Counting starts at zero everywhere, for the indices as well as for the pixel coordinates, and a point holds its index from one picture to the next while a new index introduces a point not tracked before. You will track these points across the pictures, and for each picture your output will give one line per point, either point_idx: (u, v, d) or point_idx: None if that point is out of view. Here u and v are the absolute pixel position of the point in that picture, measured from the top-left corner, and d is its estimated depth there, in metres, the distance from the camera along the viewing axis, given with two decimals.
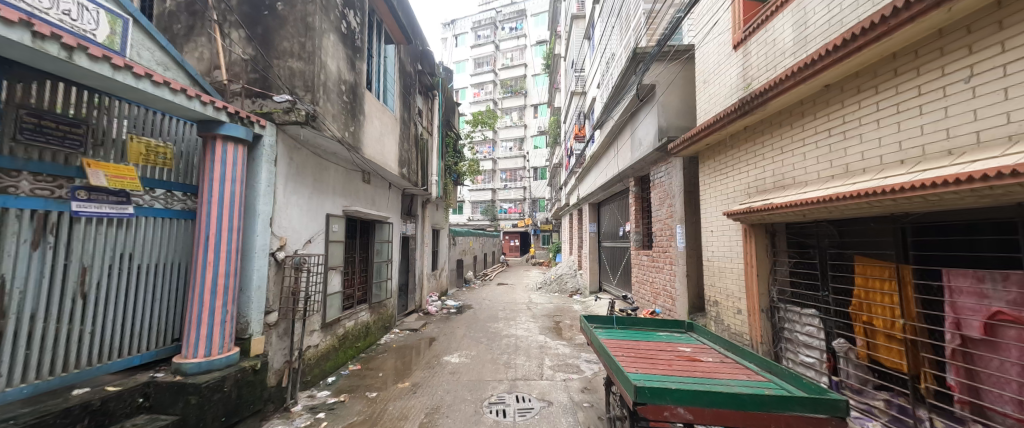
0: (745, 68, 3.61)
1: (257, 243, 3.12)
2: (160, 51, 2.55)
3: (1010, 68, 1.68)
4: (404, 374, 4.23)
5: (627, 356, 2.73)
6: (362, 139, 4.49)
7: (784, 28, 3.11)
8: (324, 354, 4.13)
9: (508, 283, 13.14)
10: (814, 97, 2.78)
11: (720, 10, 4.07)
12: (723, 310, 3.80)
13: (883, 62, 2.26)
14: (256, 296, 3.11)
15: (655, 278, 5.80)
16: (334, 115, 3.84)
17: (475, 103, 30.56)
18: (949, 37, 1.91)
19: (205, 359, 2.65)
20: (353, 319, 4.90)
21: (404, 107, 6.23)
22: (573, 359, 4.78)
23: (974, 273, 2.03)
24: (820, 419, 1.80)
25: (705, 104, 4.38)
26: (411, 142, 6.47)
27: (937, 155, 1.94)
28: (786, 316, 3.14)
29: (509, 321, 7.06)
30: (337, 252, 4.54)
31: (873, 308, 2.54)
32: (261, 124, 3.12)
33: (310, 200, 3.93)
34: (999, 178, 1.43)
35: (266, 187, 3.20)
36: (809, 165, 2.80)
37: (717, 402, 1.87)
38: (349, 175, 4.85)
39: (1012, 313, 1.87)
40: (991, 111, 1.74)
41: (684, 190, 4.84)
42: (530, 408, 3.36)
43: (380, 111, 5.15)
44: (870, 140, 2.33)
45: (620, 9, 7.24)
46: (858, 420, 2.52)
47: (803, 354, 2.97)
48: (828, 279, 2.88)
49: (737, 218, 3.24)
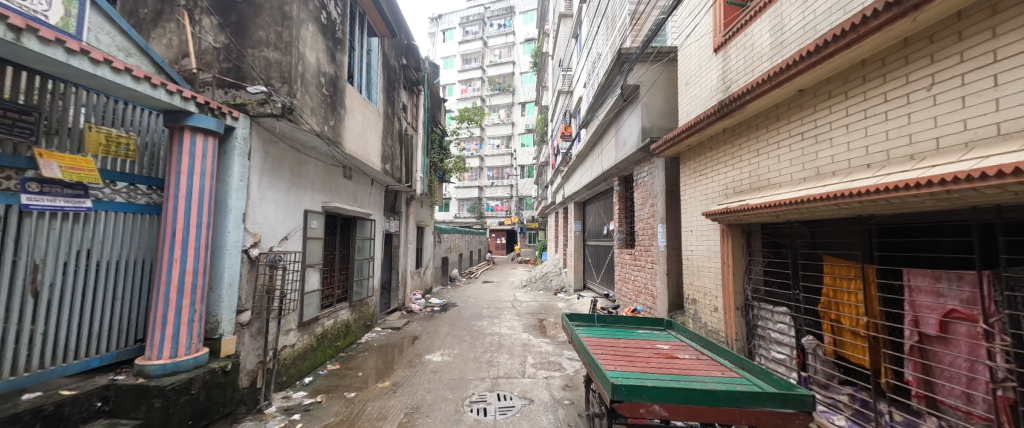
0: (724, 71, 3.69)
1: (228, 239, 3.00)
2: (120, 36, 2.42)
3: (967, 77, 1.76)
4: (384, 374, 4.17)
5: (606, 354, 2.76)
6: (343, 134, 4.37)
7: (762, 33, 3.18)
8: (301, 354, 4.02)
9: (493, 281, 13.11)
10: (788, 101, 2.86)
11: (702, 13, 4.13)
12: (701, 308, 3.89)
13: (853, 68, 2.34)
14: (227, 294, 2.99)
15: (637, 276, 5.89)
16: (313, 108, 3.73)
17: (462, 100, 30.34)
18: (913, 46, 1.99)
19: (170, 361, 2.54)
20: (333, 317, 4.80)
21: (388, 102, 6.11)
22: (555, 356, 4.81)
23: (931, 273, 2.13)
24: (788, 414, 1.86)
25: (687, 106, 4.45)
26: (394, 137, 6.35)
27: (900, 160, 2.02)
28: (759, 314, 3.20)
29: (493, 319, 7.04)
30: (316, 249, 4.43)
31: (841, 306, 2.65)
32: (233, 116, 2.99)
33: (286, 196, 3.81)
34: (955, 183, 1.49)
35: (239, 181, 3.08)
36: (783, 167, 2.88)
37: (692, 398, 1.90)
38: (329, 170, 4.72)
39: (965, 311, 1.98)
40: (950, 118, 1.82)
41: (665, 190, 4.93)
42: (511, 406, 3.36)
43: (363, 105, 5.03)
44: (839, 145, 2.42)
45: (606, 9, 7.31)
46: (824, 414, 2.57)
47: (775, 351, 3.01)
48: (799, 279, 2.96)
49: (715, 219, 3.32)
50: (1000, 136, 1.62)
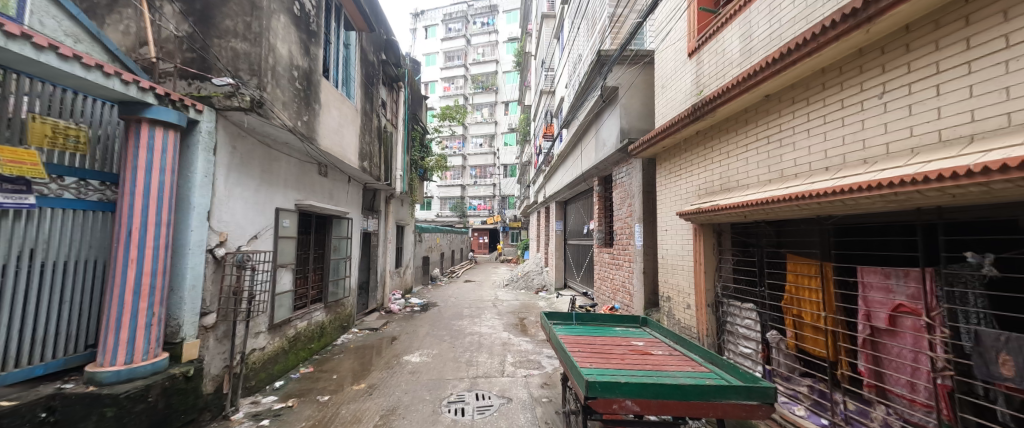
0: (698, 75, 3.80)
1: (191, 238, 2.84)
2: (68, 21, 2.26)
3: (914, 87, 1.88)
4: (360, 375, 4.08)
5: (583, 352, 2.80)
6: (317, 129, 4.24)
7: (732, 40, 3.30)
8: (272, 357, 3.88)
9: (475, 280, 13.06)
10: (756, 105, 2.99)
11: (677, 19, 4.24)
12: (675, 305, 4.01)
13: (814, 76, 2.45)
14: (190, 296, 2.84)
15: (615, 274, 6.00)
16: (284, 103, 3.60)
17: (445, 97, 30.01)
18: (867, 56, 2.12)
19: (125, 367, 2.41)
20: (306, 319, 4.65)
21: (366, 98, 5.97)
22: (535, 355, 4.85)
23: (883, 270, 2.25)
24: (752, 405, 1.94)
25: (663, 109, 4.57)
26: (373, 134, 6.22)
27: (854, 164, 2.14)
28: (728, 311, 3.32)
29: (474, 318, 7.01)
30: (288, 248, 4.27)
31: (802, 302, 2.77)
32: (197, 108, 2.84)
33: (256, 193, 3.66)
34: (901, 185, 1.60)
35: (203, 178, 2.93)
36: (751, 169, 3.00)
37: (663, 393, 1.96)
38: (303, 167, 4.57)
39: (911, 306, 2.10)
40: (899, 125, 1.94)
41: (643, 190, 5.04)
42: (489, 405, 3.36)
43: (340, 101, 4.90)
44: (801, 149, 2.53)
45: (586, 11, 7.40)
46: (785, 405, 2.71)
47: (742, 345, 3.13)
48: (765, 276, 3.09)
49: (688, 218, 3.42)
50: (942, 142, 1.74)
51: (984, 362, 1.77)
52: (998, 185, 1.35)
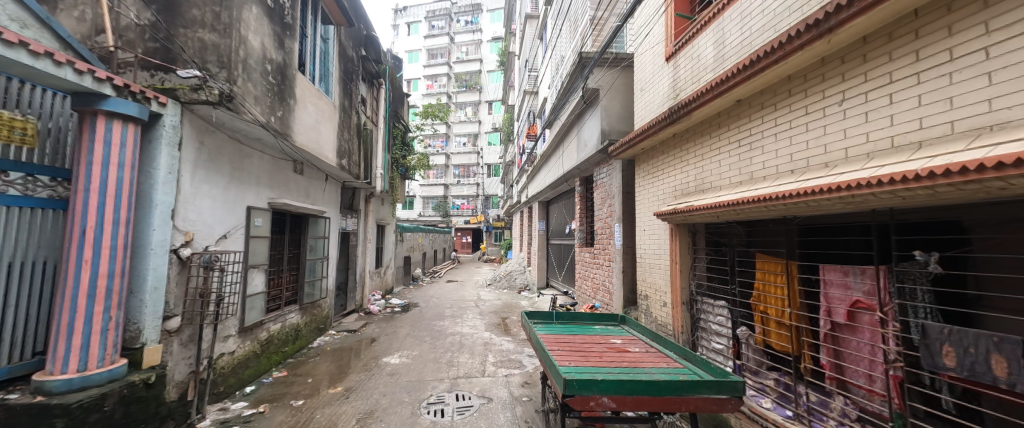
0: (675, 79, 3.90)
1: (153, 238, 2.69)
2: (14, 5, 2.10)
3: (870, 95, 1.99)
4: (337, 379, 3.98)
5: (561, 350, 2.82)
6: (292, 125, 4.10)
7: (707, 46, 3.40)
8: (242, 361, 3.73)
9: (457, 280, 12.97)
10: (728, 110, 3.09)
11: (655, 23, 4.34)
12: (652, 303, 4.10)
13: (782, 82, 2.56)
14: (152, 299, 2.69)
15: (595, 273, 6.08)
16: (257, 98, 3.47)
17: (427, 95, 29.65)
18: (829, 65, 2.23)
19: (78, 375, 2.26)
20: (280, 321, 4.50)
21: (345, 94, 5.83)
22: (516, 354, 4.86)
23: (842, 268, 2.38)
24: (722, 399, 2.02)
25: (642, 111, 4.66)
26: (352, 131, 6.07)
27: (817, 167, 2.25)
28: (702, 308, 3.42)
29: (455, 319, 6.96)
30: (261, 248, 4.12)
31: (768, 299, 2.90)
32: (160, 101, 2.69)
33: (225, 191, 3.51)
34: (858, 188, 1.70)
35: (167, 175, 2.78)
36: (723, 171, 3.11)
37: (638, 390, 2.00)
38: (277, 164, 4.41)
39: (867, 301, 2.24)
40: (856, 131, 2.05)
41: (622, 190, 5.14)
42: (469, 406, 3.34)
43: (316, 97, 4.75)
44: (769, 152, 2.64)
45: (569, 13, 7.47)
46: (754, 398, 2.82)
47: (714, 342, 3.24)
48: (735, 274, 3.21)
49: (665, 218, 3.51)
50: (895, 148, 1.85)
51: (930, 353, 1.88)
52: (941, 189, 1.45)
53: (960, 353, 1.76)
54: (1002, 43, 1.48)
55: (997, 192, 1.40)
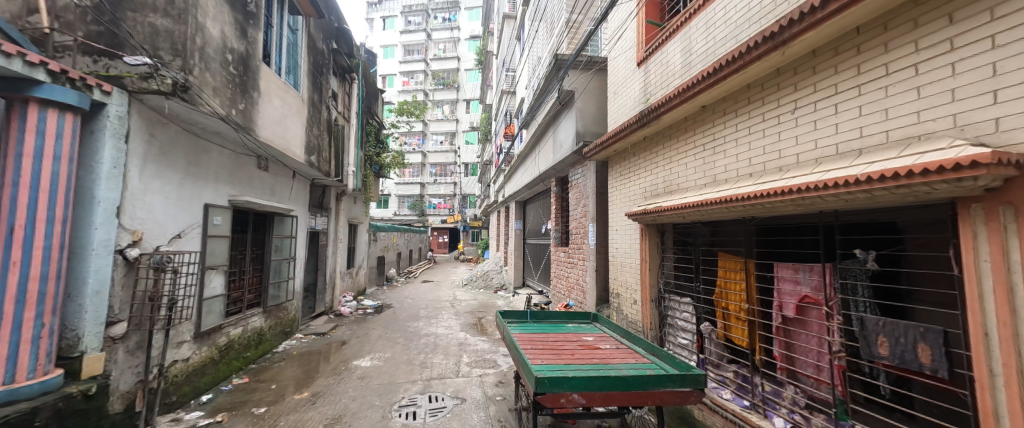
0: (645, 83, 4.02)
1: (94, 238, 2.48)
2: None
3: (819, 105, 2.13)
4: (303, 384, 3.83)
5: (535, 349, 2.85)
6: (256, 119, 3.91)
7: (676, 52, 3.53)
8: (198, 368, 3.51)
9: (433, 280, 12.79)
10: (693, 115, 3.23)
11: (628, 28, 4.45)
12: (623, 301, 4.21)
13: (742, 90, 2.70)
14: (93, 304, 2.48)
15: (570, 273, 6.17)
16: (215, 89, 3.27)
17: (403, 92, 29.02)
18: (783, 75, 2.37)
19: (4, 389, 2.05)
20: (241, 325, 4.27)
21: (315, 88, 5.61)
22: (491, 354, 4.86)
23: (793, 265, 2.53)
24: (686, 392, 2.11)
25: (614, 114, 4.77)
26: (322, 126, 5.85)
27: (772, 171, 2.39)
28: (669, 305, 3.56)
29: (430, 319, 6.86)
30: (220, 248, 3.90)
31: (729, 295, 3.04)
32: (104, 89, 2.49)
33: (180, 187, 3.29)
34: (807, 191, 1.82)
35: (112, 169, 2.57)
36: (689, 174, 3.24)
37: (607, 385, 2.05)
38: (239, 159, 4.19)
39: (814, 296, 2.38)
40: (807, 138, 2.19)
41: (596, 191, 5.25)
42: (442, 407, 3.30)
43: (283, 90, 4.54)
44: (731, 156, 2.78)
45: (545, 14, 7.53)
46: (715, 390, 2.97)
47: (680, 337, 3.37)
48: (700, 272, 3.35)
49: (635, 218, 3.62)
50: (839, 154, 1.99)
51: (867, 343, 2.04)
52: (877, 192, 1.58)
53: (892, 343, 1.92)
54: (929, 61, 1.63)
55: (923, 196, 1.54)
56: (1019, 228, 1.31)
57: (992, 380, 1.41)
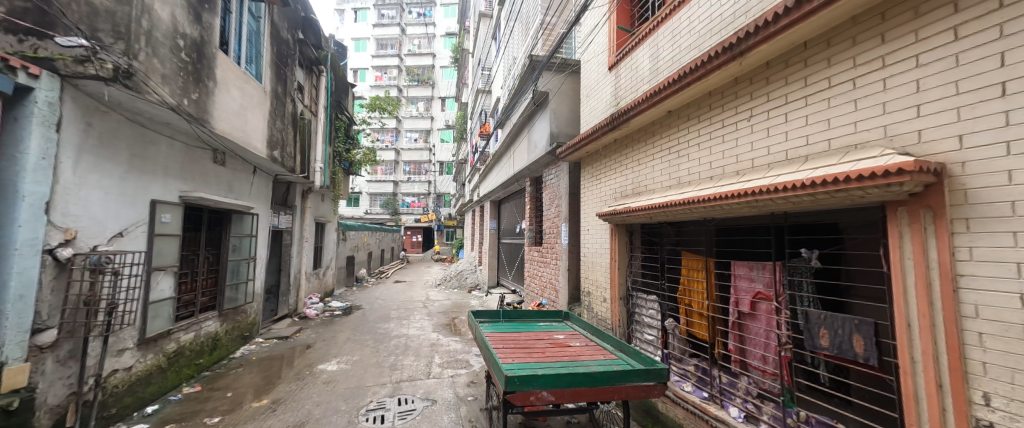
0: (616, 87, 4.12)
1: (18, 236, 2.24)
2: None
3: (771, 113, 2.27)
4: (262, 391, 3.63)
5: (506, 348, 2.86)
6: (212, 111, 3.66)
7: (644, 59, 3.64)
8: (142, 378, 3.25)
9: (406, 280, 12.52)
10: (660, 120, 3.35)
11: (600, 33, 4.55)
12: (594, 300, 4.30)
13: (703, 97, 2.83)
14: (15, 310, 2.24)
15: (543, 272, 6.23)
16: (165, 76, 3.03)
17: (374, 87, 28.20)
18: (740, 84, 2.51)
19: None
20: (193, 330, 3.99)
21: (278, 80, 5.33)
22: (463, 354, 4.82)
23: (748, 263, 2.68)
24: (650, 386, 2.19)
25: (587, 116, 4.86)
26: (286, 120, 5.58)
27: (731, 174, 2.53)
28: (637, 302, 3.67)
29: (401, 320, 6.71)
30: (170, 247, 3.63)
31: (691, 292, 3.18)
32: (31, 72, 2.26)
33: (121, 181, 3.03)
34: (760, 194, 1.95)
35: (40, 161, 2.34)
36: (656, 176, 3.36)
37: (576, 381, 2.09)
38: (192, 152, 3.91)
39: (766, 292, 2.54)
40: (760, 144, 2.33)
41: (569, 192, 5.33)
42: (412, 410, 3.24)
43: (243, 80, 4.28)
44: (693, 160, 2.91)
45: (521, 15, 7.56)
46: (677, 383, 3.10)
47: (646, 333, 3.49)
48: (665, 271, 3.48)
49: (606, 219, 3.71)
50: (789, 160, 2.14)
51: (811, 335, 2.20)
52: (820, 196, 1.71)
53: (831, 334, 2.08)
54: (865, 76, 1.78)
55: (859, 199, 1.68)
56: (936, 229, 1.47)
57: (913, 364, 1.56)
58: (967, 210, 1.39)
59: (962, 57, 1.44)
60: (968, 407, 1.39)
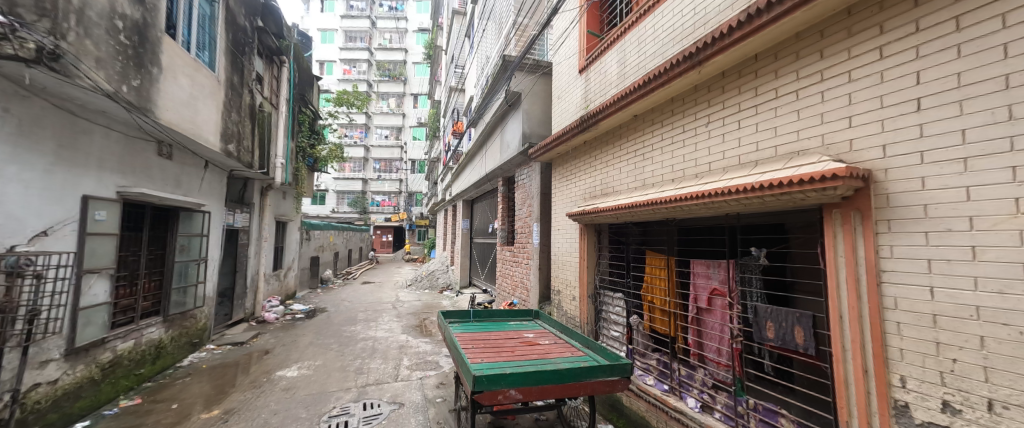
0: (586, 90, 4.21)
1: None
2: None
3: (726, 119, 2.41)
4: (213, 401, 3.39)
5: (476, 347, 2.85)
6: (157, 99, 3.38)
7: (613, 64, 3.75)
8: (71, 392, 2.94)
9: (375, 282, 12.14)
10: (626, 124, 3.47)
11: (571, 36, 4.62)
12: (563, 298, 4.38)
13: (666, 103, 2.96)
14: None
15: (514, 271, 6.25)
16: (100, 60, 2.75)
17: (342, 81, 27.15)
18: (699, 92, 2.64)
19: None
20: (132, 338, 3.67)
21: (234, 69, 5.00)
22: (433, 355, 4.74)
23: (705, 262, 2.83)
24: (614, 381, 2.26)
25: (558, 117, 4.94)
26: (243, 111, 5.25)
27: (690, 177, 2.65)
28: (604, 300, 3.78)
29: (369, 323, 6.50)
30: (106, 248, 3.32)
31: (655, 289, 3.31)
32: None
33: (46, 175, 2.73)
34: (716, 195, 2.06)
35: None
36: (622, 178, 3.47)
37: (543, 379, 2.12)
38: (133, 144, 3.60)
39: (721, 288, 2.68)
40: (716, 149, 2.47)
41: (541, 192, 5.39)
42: (377, 414, 3.15)
43: (194, 68, 3.98)
44: (657, 162, 3.03)
45: (495, 14, 7.55)
46: (640, 377, 3.23)
47: (612, 330, 3.60)
48: (631, 269, 3.60)
49: (575, 218, 3.80)
50: (741, 164, 2.28)
51: (759, 328, 2.36)
52: (767, 198, 1.84)
53: (776, 327, 2.24)
54: (806, 88, 1.94)
55: (800, 202, 1.83)
56: (864, 229, 1.63)
57: (843, 352, 1.71)
58: (889, 213, 1.55)
59: (885, 74, 1.60)
60: (888, 390, 1.55)
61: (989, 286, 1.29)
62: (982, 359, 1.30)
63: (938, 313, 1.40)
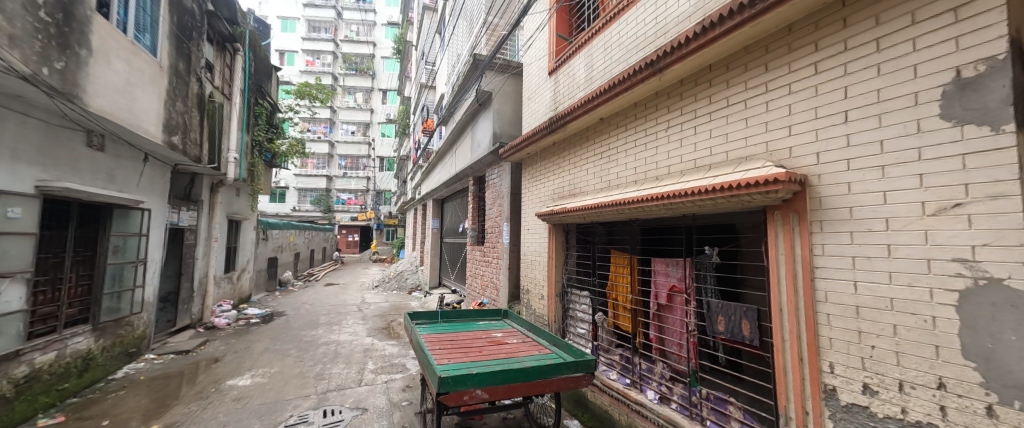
0: (555, 93, 4.28)
1: None
2: None
3: (683, 125, 2.54)
4: (151, 415, 3.12)
5: (443, 348, 2.82)
6: (86, 85, 3.06)
7: (580, 68, 3.84)
8: None
9: (340, 283, 11.65)
10: (592, 126, 3.56)
11: (541, 38, 4.67)
12: (532, 297, 4.42)
13: (629, 108, 3.07)
14: None
15: (484, 271, 6.23)
16: (13, 38, 2.45)
17: (305, 73, 25.83)
18: (659, 98, 2.77)
19: None
20: (54, 350, 3.29)
21: (181, 55, 4.62)
22: (399, 358, 4.62)
23: (665, 260, 2.97)
24: (579, 377, 2.31)
25: (528, 118, 4.98)
26: (191, 101, 4.85)
27: (651, 179, 2.77)
28: (571, 299, 3.86)
29: (332, 326, 6.23)
30: (21, 249, 2.95)
31: (619, 287, 3.44)
32: None
33: None
34: (673, 196, 2.17)
35: None
36: (588, 179, 3.56)
37: (509, 378, 2.13)
38: (57, 134, 3.24)
39: (679, 285, 2.82)
40: (675, 153, 2.59)
41: (511, 192, 5.41)
42: (339, 421, 3.03)
43: (133, 52, 3.64)
44: (620, 164, 3.14)
45: (466, 12, 7.47)
46: (604, 372, 3.34)
47: (578, 327, 3.69)
48: (597, 267, 3.71)
49: (543, 218, 3.85)
50: (696, 167, 2.41)
51: (712, 322, 2.51)
52: (719, 200, 1.96)
53: (727, 321, 2.39)
54: (753, 98, 2.08)
55: (748, 204, 1.97)
56: (802, 229, 1.78)
57: (783, 342, 1.86)
58: (821, 214, 1.70)
59: (820, 88, 1.76)
60: (820, 376, 1.71)
61: (901, 280, 1.45)
62: (894, 345, 1.46)
63: (861, 305, 1.56)
